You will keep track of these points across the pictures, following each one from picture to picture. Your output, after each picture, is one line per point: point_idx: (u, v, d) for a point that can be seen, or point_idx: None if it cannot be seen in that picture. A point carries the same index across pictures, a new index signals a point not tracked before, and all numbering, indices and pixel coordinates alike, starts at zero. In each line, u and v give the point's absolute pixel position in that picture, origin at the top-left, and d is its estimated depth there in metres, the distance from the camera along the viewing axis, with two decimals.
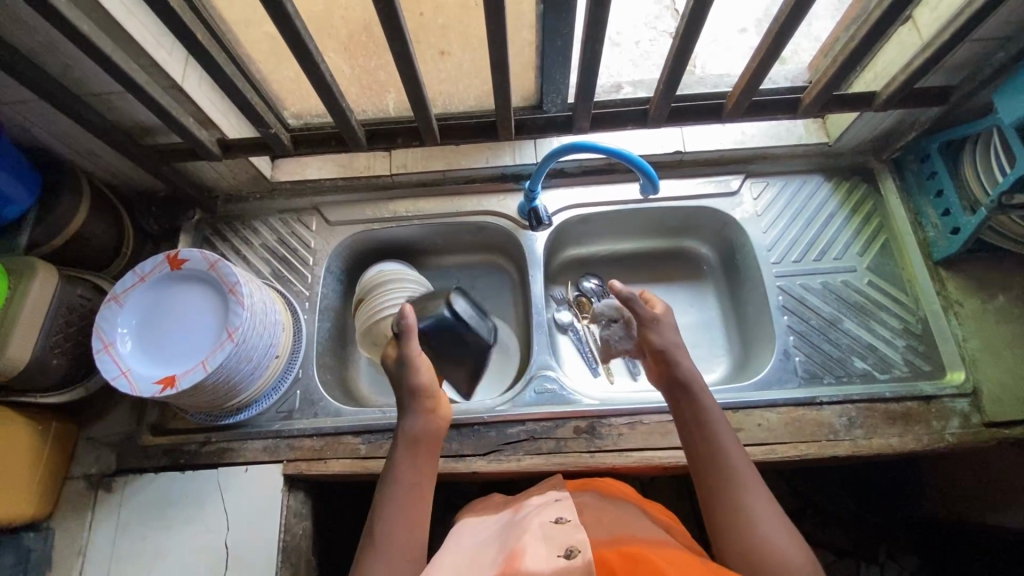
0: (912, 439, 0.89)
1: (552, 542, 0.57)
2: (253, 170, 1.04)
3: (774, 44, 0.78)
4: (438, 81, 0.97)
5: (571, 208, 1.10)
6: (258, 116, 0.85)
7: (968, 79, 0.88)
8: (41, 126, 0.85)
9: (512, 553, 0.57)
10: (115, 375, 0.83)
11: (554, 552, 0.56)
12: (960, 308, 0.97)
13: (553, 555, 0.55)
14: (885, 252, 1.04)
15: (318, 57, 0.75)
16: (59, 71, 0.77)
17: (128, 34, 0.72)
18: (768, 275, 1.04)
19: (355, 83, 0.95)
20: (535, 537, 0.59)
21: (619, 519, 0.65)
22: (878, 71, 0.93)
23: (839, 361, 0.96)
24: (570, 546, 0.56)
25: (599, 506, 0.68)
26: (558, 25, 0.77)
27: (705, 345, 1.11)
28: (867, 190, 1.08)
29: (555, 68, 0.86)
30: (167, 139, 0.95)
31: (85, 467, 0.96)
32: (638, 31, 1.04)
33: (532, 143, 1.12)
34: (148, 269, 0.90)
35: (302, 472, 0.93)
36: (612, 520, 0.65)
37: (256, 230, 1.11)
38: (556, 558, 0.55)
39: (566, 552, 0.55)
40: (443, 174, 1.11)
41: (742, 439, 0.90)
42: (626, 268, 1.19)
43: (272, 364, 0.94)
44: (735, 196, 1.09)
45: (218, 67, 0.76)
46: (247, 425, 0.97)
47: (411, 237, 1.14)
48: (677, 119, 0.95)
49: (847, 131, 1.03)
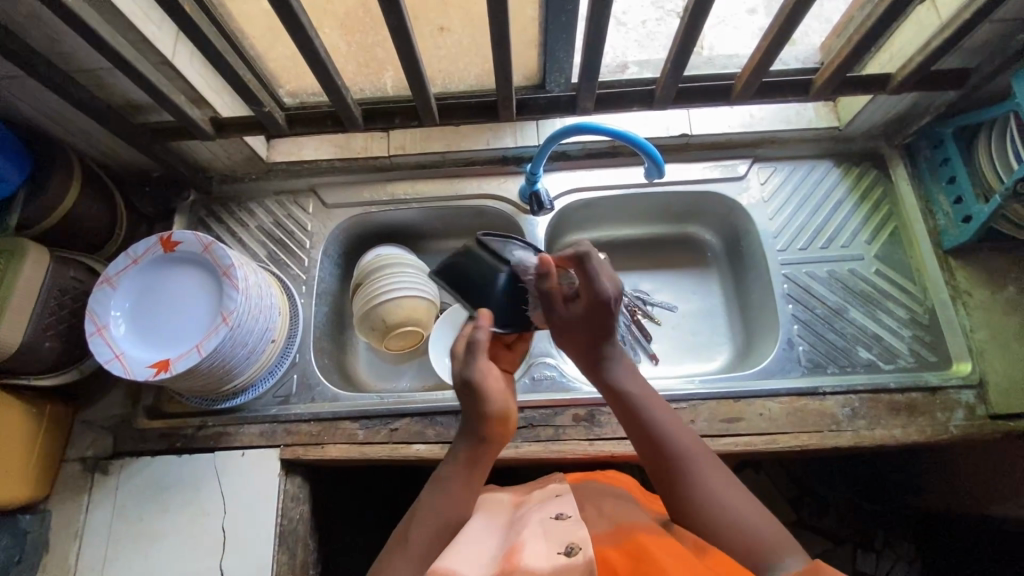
0: (916, 430, 0.88)
1: (552, 538, 0.57)
2: (248, 150, 1.02)
3: (787, 23, 0.75)
4: (437, 59, 0.94)
5: (573, 193, 1.07)
6: (250, 94, 0.82)
7: (986, 61, 0.84)
8: (28, 103, 0.82)
9: (511, 549, 0.56)
10: (109, 358, 0.82)
11: (554, 549, 0.55)
12: (968, 298, 0.95)
13: (552, 553, 0.54)
14: (894, 240, 1.01)
15: (312, 32, 0.72)
16: (44, 45, 0.74)
17: (113, 6, 0.69)
18: (773, 263, 1.02)
19: (351, 60, 0.92)
20: (535, 532, 0.58)
21: (620, 514, 0.64)
22: (894, 53, 0.90)
23: (844, 351, 0.95)
24: (570, 543, 0.55)
25: (599, 501, 0.68)
26: (562, 1, 0.74)
27: (707, 332, 1.10)
28: (878, 175, 1.05)
29: (559, 46, 0.83)
30: (159, 117, 0.92)
31: (81, 450, 0.95)
32: (644, 10, 1.00)
33: (534, 124, 1.09)
34: (141, 252, 0.88)
35: (299, 457, 0.92)
36: (614, 515, 0.64)
37: (252, 212, 1.09)
38: (556, 555, 0.54)
39: (567, 550, 0.55)
40: (443, 156, 1.09)
41: (743, 429, 0.89)
42: (629, 253, 1.17)
43: (268, 348, 0.93)
44: (742, 181, 1.06)
45: (208, 42, 0.73)
46: (244, 409, 0.96)
47: (410, 221, 1.12)
48: (684, 101, 0.92)
49: (860, 115, 0.99)
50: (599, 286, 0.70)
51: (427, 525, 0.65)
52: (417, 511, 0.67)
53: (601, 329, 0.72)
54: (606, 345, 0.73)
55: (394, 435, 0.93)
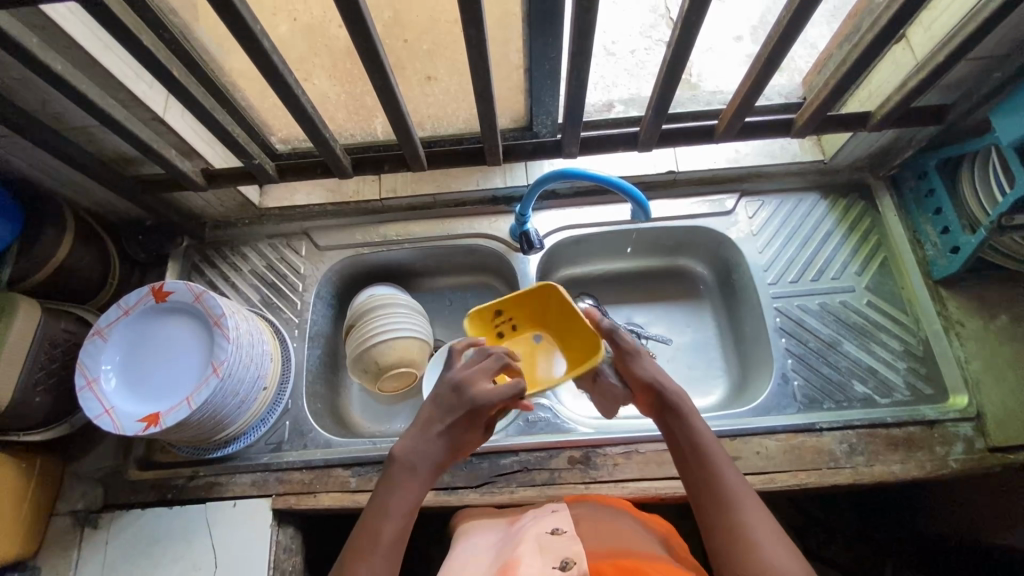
0: (916, 465, 0.87)
1: (548, 554, 0.57)
2: (240, 197, 1.04)
3: (763, 72, 0.75)
4: (425, 106, 0.95)
5: (564, 230, 1.08)
6: (240, 147, 0.83)
7: (963, 97, 0.85)
8: (23, 159, 0.84)
9: (507, 563, 0.56)
10: (98, 414, 0.82)
11: (549, 564, 0.56)
12: (962, 328, 0.95)
13: (547, 567, 0.55)
14: (884, 270, 1.02)
15: (298, 90, 0.73)
16: (37, 105, 0.76)
17: (104, 69, 0.70)
18: (766, 296, 1.02)
19: (341, 109, 0.95)
20: (534, 549, 0.58)
21: (618, 533, 0.64)
22: (873, 90, 0.91)
23: (840, 385, 0.94)
24: (565, 557, 0.55)
25: (596, 518, 0.68)
26: (548, 48, 0.75)
27: (702, 366, 1.09)
28: (864, 207, 1.06)
29: (544, 90, 0.84)
30: (151, 169, 0.93)
31: (70, 503, 0.94)
32: (634, 41, 1.13)
33: (523, 165, 1.11)
34: (132, 302, 0.88)
35: (291, 507, 0.91)
36: (609, 534, 0.64)
37: (245, 256, 1.10)
38: (551, 569, 0.54)
39: (561, 564, 0.55)
40: (434, 198, 1.10)
41: (741, 468, 0.88)
42: (620, 287, 1.18)
43: (260, 396, 0.93)
44: (731, 216, 1.07)
45: (196, 103, 0.74)
46: (235, 458, 0.95)
47: (403, 261, 1.13)
48: (669, 142, 0.93)
49: (843, 149, 1.01)
50: (639, 366, 0.76)
51: (400, 492, 0.66)
52: (389, 471, 0.68)
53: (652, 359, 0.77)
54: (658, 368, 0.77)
55: None
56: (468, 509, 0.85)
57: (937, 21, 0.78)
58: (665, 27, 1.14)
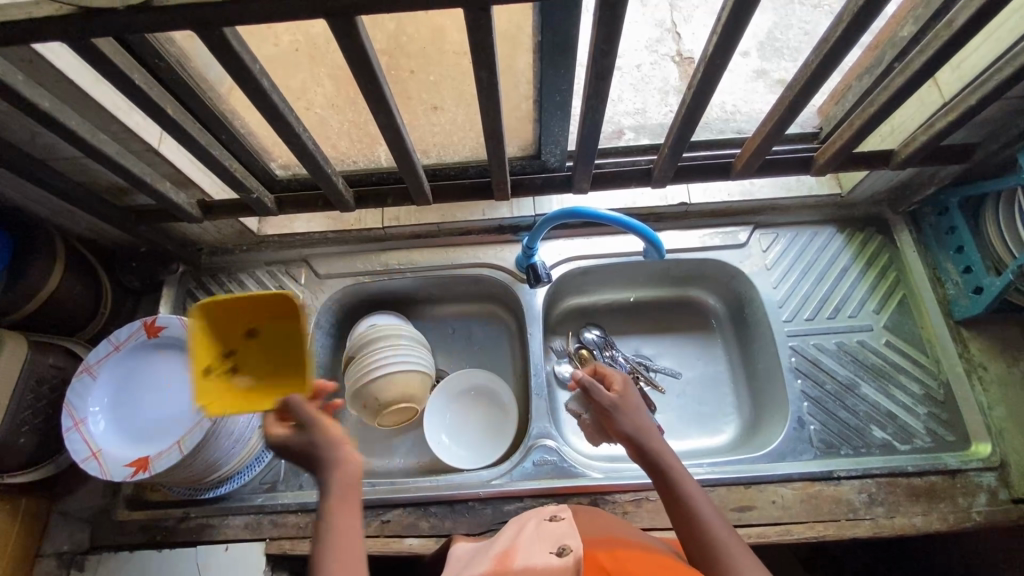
0: (937, 518, 0.84)
1: (546, 543, 0.54)
2: (239, 225, 1.00)
3: (788, 110, 0.71)
4: (430, 135, 0.91)
5: (571, 261, 1.05)
6: (239, 181, 0.80)
7: (990, 136, 0.82)
8: (11, 189, 0.80)
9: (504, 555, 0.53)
10: (85, 457, 0.78)
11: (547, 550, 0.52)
12: (983, 371, 0.92)
13: (544, 553, 0.52)
14: (903, 309, 0.98)
15: (299, 127, 0.70)
16: (26, 137, 0.72)
17: (96, 103, 0.67)
18: (779, 334, 0.98)
19: (344, 137, 0.91)
20: (533, 541, 0.56)
21: (619, 525, 0.61)
22: (895, 126, 0.88)
23: (858, 430, 0.91)
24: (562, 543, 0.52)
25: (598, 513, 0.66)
26: (561, 81, 0.71)
27: (713, 402, 1.05)
28: (881, 242, 1.03)
29: (555, 121, 0.80)
30: (145, 199, 0.90)
31: (57, 544, 0.90)
32: (638, 55, 1.11)
33: (532, 201, 1.07)
34: (124, 337, 0.85)
35: (286, 552, 0.87)
36: (609, 526, 0.61)
37: (242, 284, 1.06)
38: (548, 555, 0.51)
39: (558, 549, 0.51)
40: (438, 226, 1.07)
41: (755, 518, 0.84)
42: (629, 318, 1.14)
43: (255, 436, 0.89)
44: (744, 248, 1.04)
45: (193, 139, 0.70)
46: (228, 499, 0.91)
47: (404, 289, 1.09)
48: (683, 178, 0.89)
49: (862, 184, 0.98)
50: (623, 421, 0.70)
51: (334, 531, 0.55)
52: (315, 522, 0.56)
53: (637, 409, 0.72)
54: (643, 421, 0.70)
55: (386, 528, 0.88)
56: (456, 537, 0.81)
57: (966, 61, 0.75)
58: (671, 41, 1.11)
